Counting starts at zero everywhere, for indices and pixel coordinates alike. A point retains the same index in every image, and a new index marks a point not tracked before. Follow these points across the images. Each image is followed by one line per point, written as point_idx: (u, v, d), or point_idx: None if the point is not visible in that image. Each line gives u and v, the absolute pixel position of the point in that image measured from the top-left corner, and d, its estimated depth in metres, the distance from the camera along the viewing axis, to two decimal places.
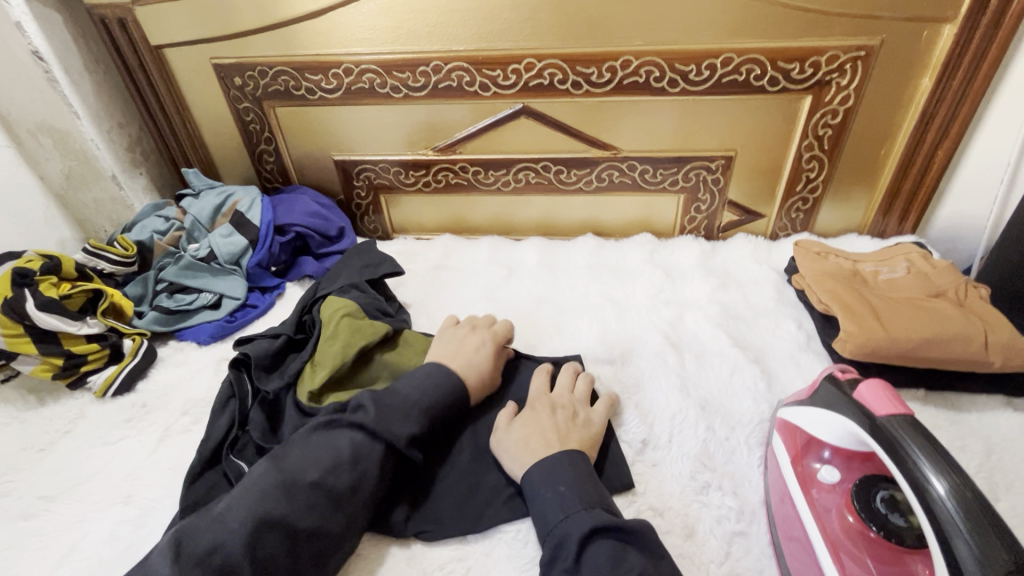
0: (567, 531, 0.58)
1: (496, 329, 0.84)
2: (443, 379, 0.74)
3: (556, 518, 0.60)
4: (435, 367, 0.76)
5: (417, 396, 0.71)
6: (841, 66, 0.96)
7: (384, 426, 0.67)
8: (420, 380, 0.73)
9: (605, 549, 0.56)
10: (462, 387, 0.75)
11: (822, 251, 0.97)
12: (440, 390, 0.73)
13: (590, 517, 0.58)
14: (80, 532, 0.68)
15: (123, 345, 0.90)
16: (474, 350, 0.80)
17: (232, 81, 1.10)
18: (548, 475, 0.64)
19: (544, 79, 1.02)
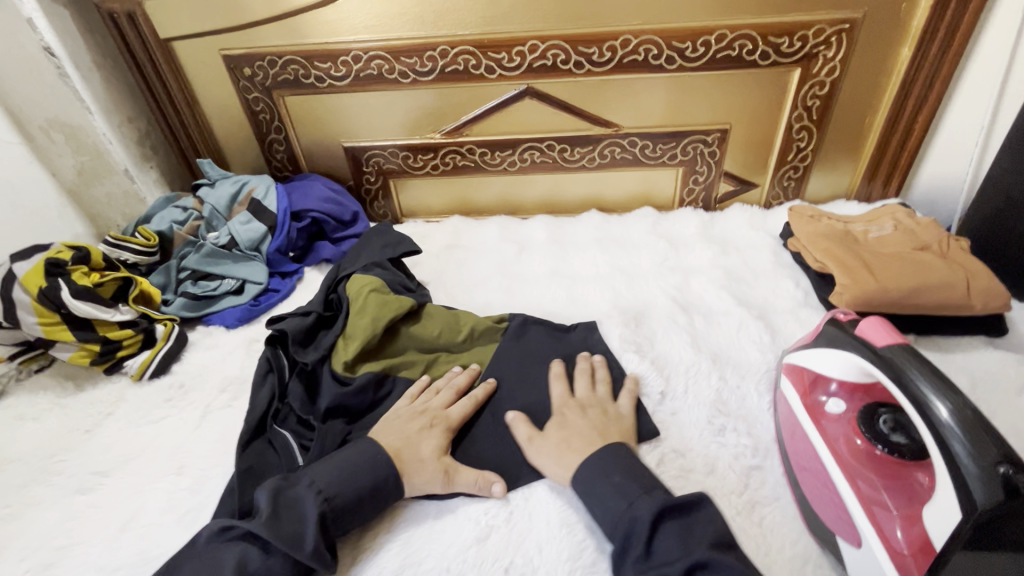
0: (635, 517, 0.59)
1: (450, 414, 0.76)
2: (367, 474, 0.66)
3: (618, 507, 0.61)
4: (361, 457, 0.68)
5: (331, 494, 0.63)
6: (827, 39, 1.02)
7: (282, 537, 0.59)
8: (342, 472, 0.66)
9: (676, 530, 0.58)
10: (391, 483, 0.67)
11: (815, 214, 1.04)
12: (355, 492, 0.65)
13: (654, 501, 0.60)
14: (139, 501, 0.72)
15: (155, 330, 0.93)
16: (417, 431, 0.72)
17: (241, 72, 1.12)
18: (600, 467, 0.65)
19: (548, 60, 1.06)
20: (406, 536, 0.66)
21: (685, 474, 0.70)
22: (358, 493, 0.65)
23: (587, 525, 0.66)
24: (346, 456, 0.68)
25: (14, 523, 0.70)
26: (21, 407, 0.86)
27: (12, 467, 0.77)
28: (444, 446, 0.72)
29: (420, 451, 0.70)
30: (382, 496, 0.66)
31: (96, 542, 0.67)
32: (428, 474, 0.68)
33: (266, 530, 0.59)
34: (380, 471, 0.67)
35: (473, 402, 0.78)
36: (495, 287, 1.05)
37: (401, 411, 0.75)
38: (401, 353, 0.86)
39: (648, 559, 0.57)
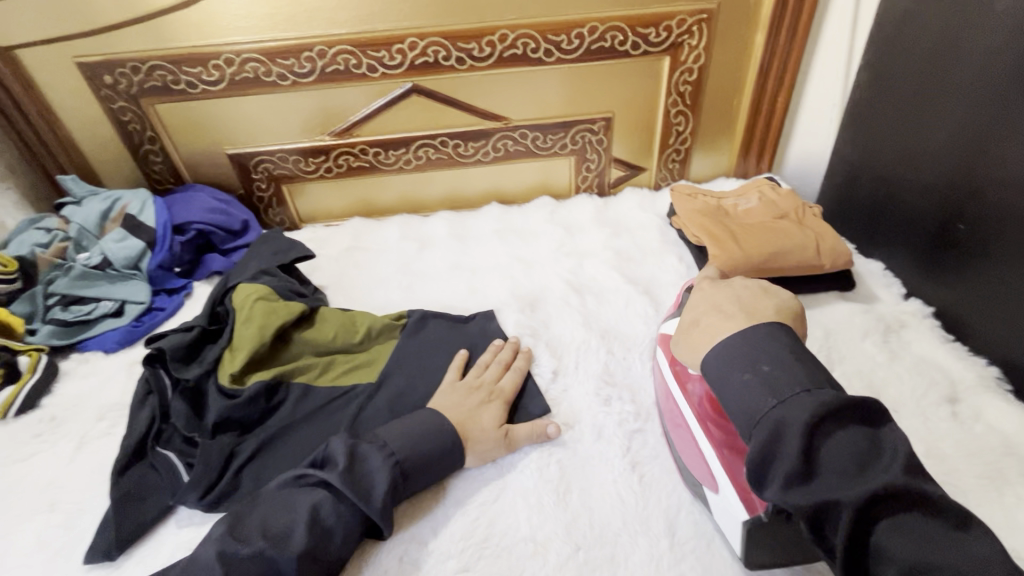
0: (785, 422, 0.49)
1: (503, 387, 0.79)
2: (432, 436, 0.69)
3: (770, 414, 0.50)
4: (429, 425, 0.70)
5: (400, 455, 0.67)
6: (689, 28, 1.09)
7: (357, 489, 0.62)
8: (413, 436, 0.69)
9: (840, 438, 0.47)
10: (455, 447, 0.70)
11: (692, 192, 1.11)
12: (451, 448, 0.70)
13: (815, 406, 0.48)
14: (4, 545, 0.66)
15: (19, 363, 0.86)
16: (478, 405, 0.75)
17: (101, 80, 1.05)
18: (746, 353, 0.55)
19: (429, 57, 1.07)
20: None
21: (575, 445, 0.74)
22: (426, 454, 0.68)
23: (483, 502, 0.69)
24: (422, 421, 0.71)
25: None
26: None
27: None
28: (503, 415, 0.75)
29: (482, 421, 0.73)
30: (444, 459, 0.69)
31: None
32: (490, 442, 0.72)
33: (343, 481, 0.62)
34: (445, 434, 0.70)
35: (518, 372, 0.81)
36: (396, 286, 1.05)
37: (456, 389, 0.78)
38: (295, 359, 0.85)
39: (809, 478, 0.47)
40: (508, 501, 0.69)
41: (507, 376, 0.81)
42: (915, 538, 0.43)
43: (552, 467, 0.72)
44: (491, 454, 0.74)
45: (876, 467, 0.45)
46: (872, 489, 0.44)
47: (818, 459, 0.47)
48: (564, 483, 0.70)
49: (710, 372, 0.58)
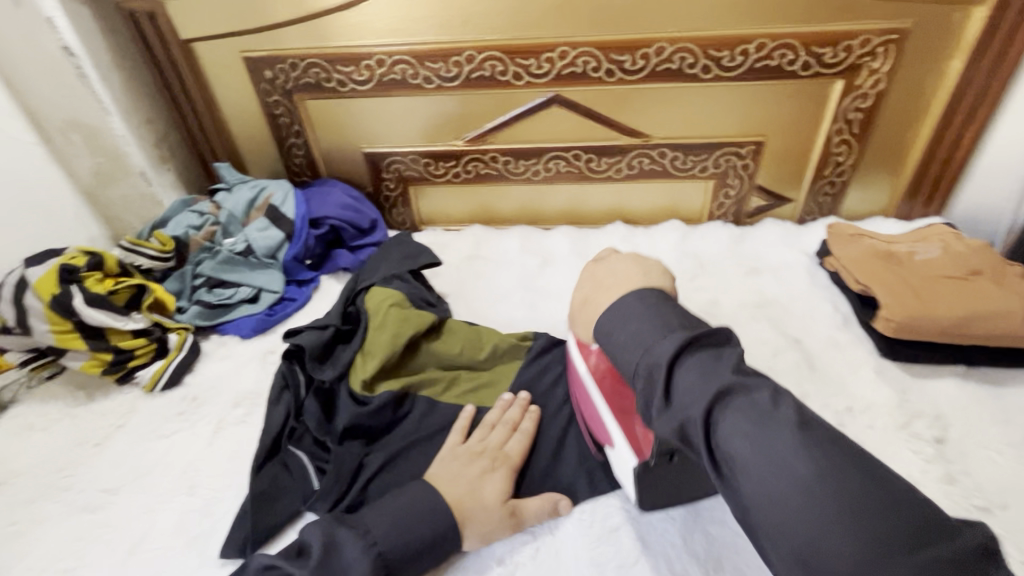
0: (652, 364, 0.51)
1: (508, 453, 0.70)
2: (428, 520, 0.60)
3: (688, 405, 0.46)
4: (422, 506, 0.61)
5: (387, 545, 0.57)
6: (873, 49, 0.97)
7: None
8: (400, 521, 0.59)
9: (699, 363, 0.48)
10: (451, 530, 0.61)
11: (856, 233, 0.98)
12: (455, 535, 0.61)
13: (672, 340, 0.51)
14: (149, 521, 0.69)
15: (169, 339, 0.91)
16: (479, 476, 0.66)
17: (262, 74, 1.10)
18: (620, 317, 0.58)
19: (577, 67, 1.02)
20: (427, 569, 0.63)
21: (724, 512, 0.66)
22: (415, 543, 0.59)
23: (620, 565, 0.62)
24: (412, 502, 0.61)
25: (20, 542, 0.68)
26: (31, 416, 0.83)
27: (19, 481, 0.75)
28: (507, 487, 0.66)
29: (484, 496, 0.64)
30: (440, 543, 0.60)
31: (104, 567, 0.64)
32: (494, 520, 0.63)
33: None
34: (444, 516, 0.61)
35: (526, 436, 0.72)
36: (516, 302, 1.02)
37: (455, 454, 0.69)
38: (422, 371, 0.82)
39: (670, 406, 0.48)
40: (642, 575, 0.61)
41: (513, 442, 0.71)
42: (805, 488, 0.39)
43: (697, 537, 0.64)
44: (625, 509, 0.67)
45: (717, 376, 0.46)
46: (709, 392, 0.45)
47: (675, 387, 0.48)
48: (713, 558, 0.62)
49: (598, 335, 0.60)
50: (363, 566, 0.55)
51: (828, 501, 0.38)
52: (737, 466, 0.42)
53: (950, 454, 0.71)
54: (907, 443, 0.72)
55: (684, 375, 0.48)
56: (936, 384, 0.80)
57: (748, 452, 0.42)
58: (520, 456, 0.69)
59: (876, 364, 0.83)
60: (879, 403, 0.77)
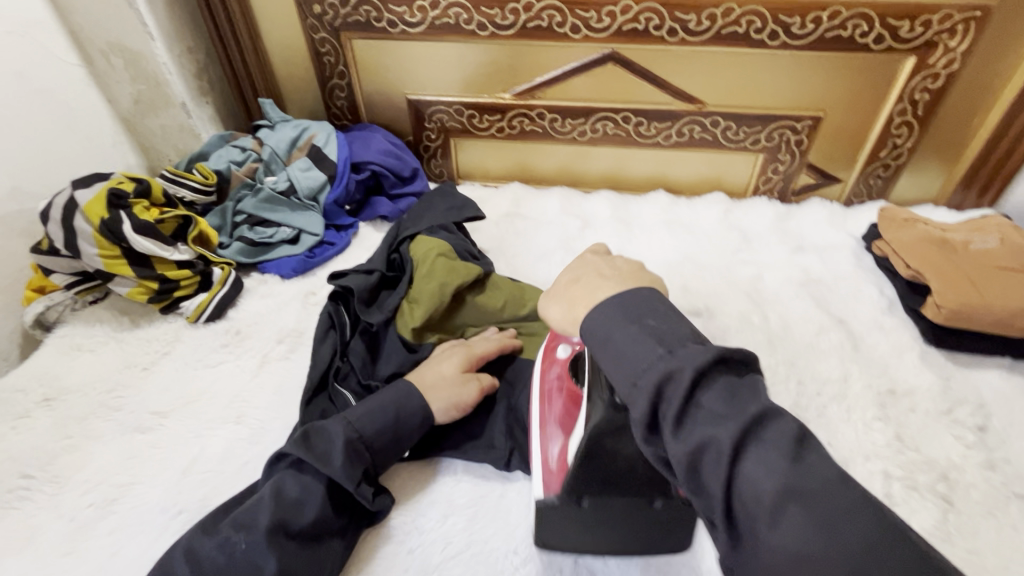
0: (674, 364, 0.41)
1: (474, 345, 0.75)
2: (393, 400, 0.65)
3: (653, 357, 0.43)
4: (387, 392, 0.66)
5: (356, 419, 0.62)
6: (953, 26, 0.93)
7: (315, 455, 0.59)
8: (368, 404, 0.65)
9: (719, 394, 0.40)
10: (416, 407, 0.66)
11: (910, 218, 0.96)
12: (421, 411, 0.66)
13: (700, 351, 0.42)
14: (199, 444, 0.70)
15: (212, 273, 0.90)
16: (440, 359, 0.72)
17: (310, 9, 1.07)
18: (625, 306, 0.47)
19: (639, 24, 0.99)
20: (471, 510, 0.64)
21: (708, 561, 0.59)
22: (385, 421, 0.63)
23: None
24: (378, 391, 0.67)
25: (74, 455, 0.69)
26: (77, 337, 0.85)
27: (69, 398, 0.76)
28: (467, 363, 0.72)
29: (444, 371, 0.70)
30: (410, 421, 0.65)
31: (157, 483, 0.66)
32: (451, 388, 0.68)
33: (297, 449, 0.59)
34: (407, 396, 0.66)
35: (496, 340, 0.77)
36: (557, 262, 1.01)
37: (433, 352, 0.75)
38: (466, 325, 0.83)
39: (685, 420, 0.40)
40: None
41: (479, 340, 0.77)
42: None
43: None
44: None
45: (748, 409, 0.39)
46: (742, 421, 0.38)
47: (698, 403, 0.40)
48: None
49: (586, 338, 0.48)
50: (337, 439, 0.60)
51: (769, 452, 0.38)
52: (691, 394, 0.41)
53: (991, 442, 0.72)
54: (949, 429, 0.73)
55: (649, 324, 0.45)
56: (981, 374, 0.80)
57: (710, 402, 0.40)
58: (483, 349, 0.74)
59: (920, 350, 0.83)
60: (922, 388, 0.78)
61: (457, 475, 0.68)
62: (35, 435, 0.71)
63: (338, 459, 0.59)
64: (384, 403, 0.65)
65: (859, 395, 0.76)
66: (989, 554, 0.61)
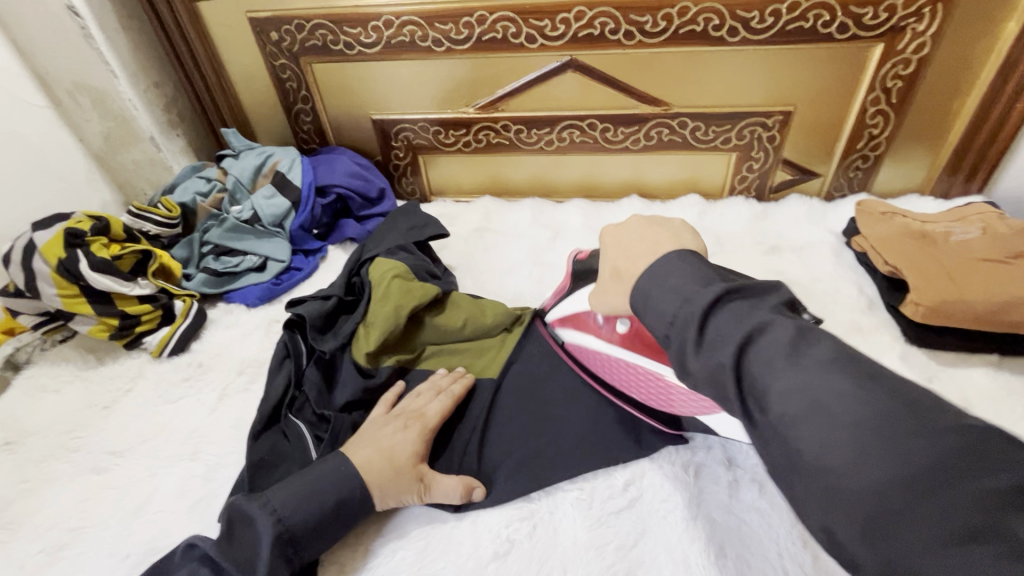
0: (684, 311, 0.44)
1: (425, 411, 0.69)
2: (331, 488, 0.59)
3: (676, 302, 0.45)
4: (323, 471, 0.61)
5: (288, 513, 0.57)
6: (919, 9, 0.89)
7: (236, 561, 0.54)
8: (303, 491, 0.59)
9: (733, 314, 0.42)
10: (358, 496, 0.60)
11: (887, 211, 0.92)
12: (361, 500, 0.60)
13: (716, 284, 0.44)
14: (154, 483, 0.70)
15: (174, 305, 0.91)
16: (391, 436, 0.65)
17: (268, 36, 1.07)
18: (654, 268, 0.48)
19: (595, 29, 0.97)
20: (422, 542, 0.62)
21: (713, 561, 0.58)
22: (319, 513, 0.58)
23: (619, 547, 0.60)
24: (315, 472, 0.60)
25: (31, 500, 0.69)
26: (43, 377, 0.85)
27: (30, 440, 0.76)
28: (421, 448, 0.65)
29: (395, 456, 0.63)
30: (348, 512, 0.59)
31: (110, 526, 0.65)
32: (403, 484, 0.62)
33: (219, 552, 0.55)
34: (348, 485, 0.60)
35: (450, 398, 0.71)
36: (525, 276, 0.99)
37: (384, 419, 0.69)
38: (425, 346, 0.81)
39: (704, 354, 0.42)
40: (648, 553, 0.59)
41: (433, 402, 0.70)
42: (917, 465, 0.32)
43: (700, 523, 0.61)
44: (627, 491, 0.64)
45: (787, 348, 0.39)
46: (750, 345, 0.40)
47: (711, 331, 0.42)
48: (716, 543, 0.59)
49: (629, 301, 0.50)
50: (265, 543, 0.55)
51: (787, 361, 0.38)
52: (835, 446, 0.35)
53: None
54: None
55: (719, 319, 0.42)
56: (967, 372, 0.76)
57: (730, 325, 0.42)
58: (438, 416, 0.68)
59: (901, 350, 0.79)
60: None
61: (410, 509, 0.65)
62: None
63: (262, 571, 0.53)
64: (321, 495, 0.59)
65: None
66: None
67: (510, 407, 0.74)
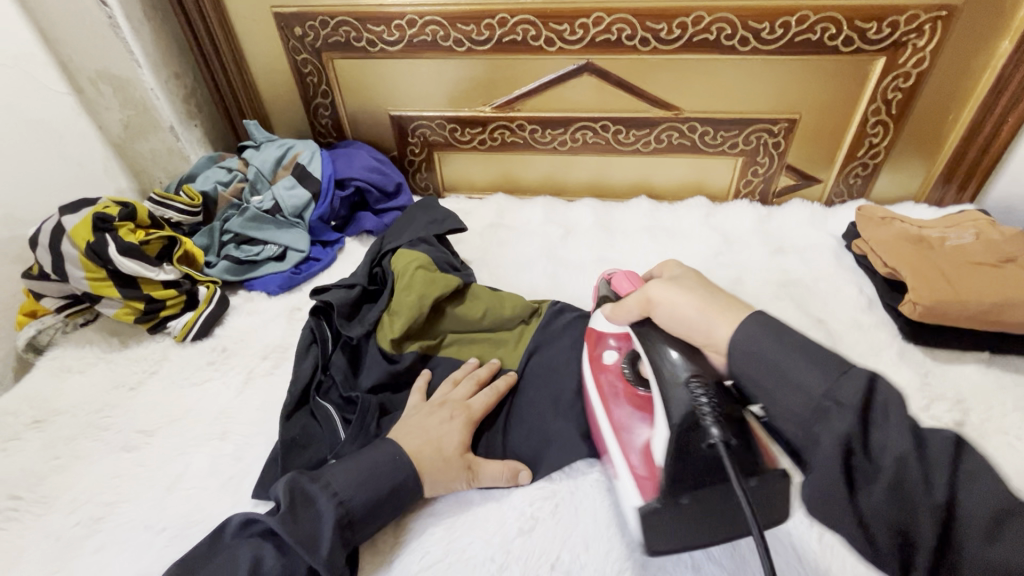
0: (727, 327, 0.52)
1: (457, 398, 0.72)
2: (388, 474, 0.62)
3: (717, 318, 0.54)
4: (381, 458, 0.63)
5: (350, 497, 0.59)
6: (920, 26, 0.94)
7: (301, 538, 0.55)
8: (362, 475, 0.61)
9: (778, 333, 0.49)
10: (412, 482, 0.63)
11: (886, 216, 0.97)
12: (415, 487, 0.63)
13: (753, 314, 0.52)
14: (184, 462, 0.72)
15: (197, 292, 0.92)
16: (439, 426, 0.68)
17: (292, 32, 1.10)
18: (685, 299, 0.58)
19: (611, 34, 1.00)
20: (450, 518, 0.65)
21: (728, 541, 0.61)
22: (376, 497, 0.60)
23: None
24: (372, 458, 0.63)
25: (63, 475, 0.71)
26: (68, 359, 0.86)
27: (59, 419, 0.78)
28: (466, 438, 0.68)
29: (444, 447, 0.66)
30: (402, 497, 0.62)
31: (144, 501, 0.67)
32: (452, 471, 0.65)
33: (284, 529, 0.55)
34: (402, 471, 0.62)
35: (475, 382, 0.75)
36: (539, 271, 1.03)
37: (422, 408, 0.71)
38: (447, 334, 0.84)
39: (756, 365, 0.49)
40: None
41: (478, 396, 0.73)
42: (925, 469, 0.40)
43: None
44: None
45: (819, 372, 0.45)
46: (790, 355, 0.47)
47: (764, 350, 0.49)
48: None
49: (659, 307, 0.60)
50: (330, 526, 0.57)
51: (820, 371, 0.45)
52: (814, 410, 0.44)
53: (970, 436, 0.73)
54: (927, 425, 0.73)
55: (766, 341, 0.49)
56: (960, 369, 0.81)
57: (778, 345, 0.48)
58: (482, 409, 0.71)
59: (898, 347, 0.84)
60: (901, 385, 0.79)
61: None
62: (24, 457, 0.73)
63: (329, 552, 0.55)
64: (382, 483, 0.61)
65: None
66: None
67: (532, 393, 0.77)
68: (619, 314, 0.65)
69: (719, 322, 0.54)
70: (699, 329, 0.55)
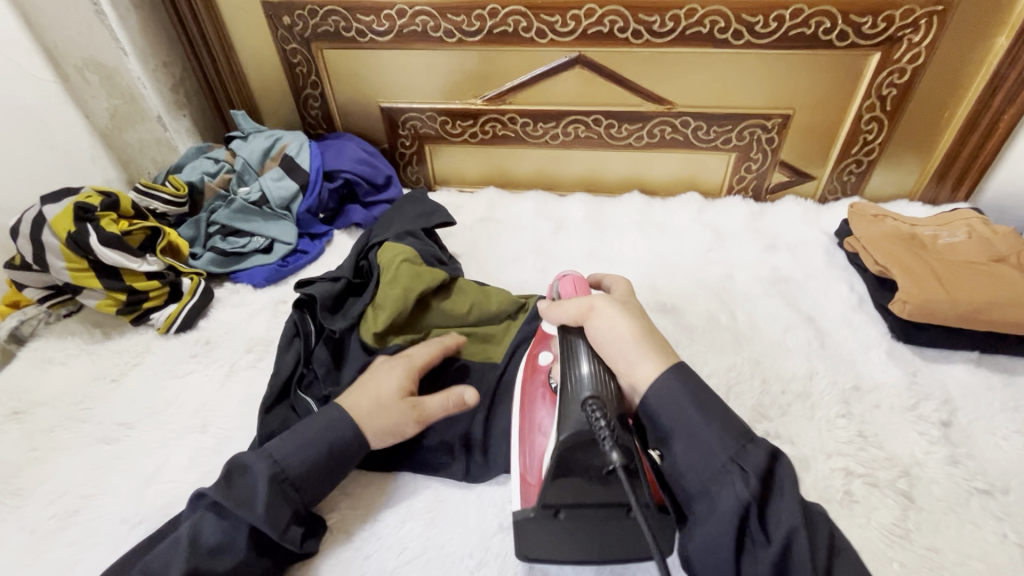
0: (739, 463, 0.53)
1: (412, 359, 0.72)
2: (324, 434, 0.62)
3: (723, 448, 0.54)
4: (317, 419, 0.63)
5: (284, 457, 0.59)
6: (916, 21, 0.92)
7: (236, 500, 0.56)
8: (298, 437, 0.61)
9: (777, 485, 0.53)
10: (352, 441, 0.63)
11: (878, 213, 0.96)
12: (355, 446, 0.63)
13: (750, 455, 0.53)
14: (163, 455, 0.71)
15: (181, 283, 0.91)
16: (381, 377, 0.68)
17: (280, 21, 1.08)
18: (671, 404, 0.57)
19: (604, 27, 0.99)
20: (429, 514, 0.65)
21: None
22: (314, 456, 0.61)
23: None
24: (308, 422, 0.63)
25: (40, 467, 0.70)
26: (49, 350, 0.85)
27: (38, 410, 0.77)
28: (407, 382, 0.68)
29: (383, 394, 0.66)
30: (343, 456, 0.62)
31: (121, 494, 0.67)
32: (394, 414, 0.65)
33: (219, 495, 0.56)
34: (340, 428, 0.63)
35: (438, 346, 0.75)
36: (528, 266, 1.02)
37: (373, 370, 0.72)
38: (432, 328, 0.83)
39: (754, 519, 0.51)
40: None
41: (424, 351, 0.74)
42: None
43: None
44: None
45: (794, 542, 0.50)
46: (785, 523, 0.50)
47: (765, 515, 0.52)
48: None
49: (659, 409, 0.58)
50: (265, 486, 0.57)
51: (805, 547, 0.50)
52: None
53: (956, 437, 0.72)
54: (915, 425, 0.73)
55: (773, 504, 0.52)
56: (949, 368, 0.80)
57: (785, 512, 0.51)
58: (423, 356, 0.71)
59: (888, 346, 0.83)
60: (889, 384, 0.78)
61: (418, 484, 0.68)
62: (2, 448, 0.72)
63: (265, 513, 0.56)
64: (319, 442, 0.61)
65: (824, 393, 0.76)
66: (946, 551, 0.61)
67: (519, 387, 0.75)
68: (557, 312, 0.68)
69: (644, 360, 0.60)
70: (623, 361, 0.61)
